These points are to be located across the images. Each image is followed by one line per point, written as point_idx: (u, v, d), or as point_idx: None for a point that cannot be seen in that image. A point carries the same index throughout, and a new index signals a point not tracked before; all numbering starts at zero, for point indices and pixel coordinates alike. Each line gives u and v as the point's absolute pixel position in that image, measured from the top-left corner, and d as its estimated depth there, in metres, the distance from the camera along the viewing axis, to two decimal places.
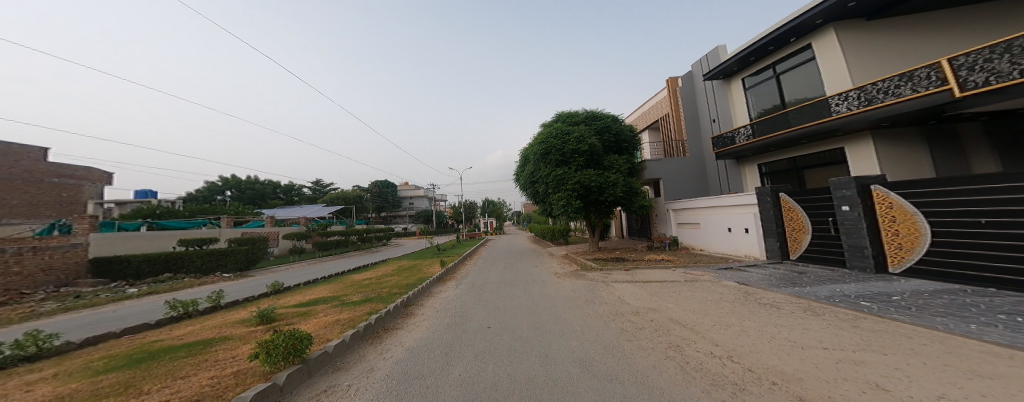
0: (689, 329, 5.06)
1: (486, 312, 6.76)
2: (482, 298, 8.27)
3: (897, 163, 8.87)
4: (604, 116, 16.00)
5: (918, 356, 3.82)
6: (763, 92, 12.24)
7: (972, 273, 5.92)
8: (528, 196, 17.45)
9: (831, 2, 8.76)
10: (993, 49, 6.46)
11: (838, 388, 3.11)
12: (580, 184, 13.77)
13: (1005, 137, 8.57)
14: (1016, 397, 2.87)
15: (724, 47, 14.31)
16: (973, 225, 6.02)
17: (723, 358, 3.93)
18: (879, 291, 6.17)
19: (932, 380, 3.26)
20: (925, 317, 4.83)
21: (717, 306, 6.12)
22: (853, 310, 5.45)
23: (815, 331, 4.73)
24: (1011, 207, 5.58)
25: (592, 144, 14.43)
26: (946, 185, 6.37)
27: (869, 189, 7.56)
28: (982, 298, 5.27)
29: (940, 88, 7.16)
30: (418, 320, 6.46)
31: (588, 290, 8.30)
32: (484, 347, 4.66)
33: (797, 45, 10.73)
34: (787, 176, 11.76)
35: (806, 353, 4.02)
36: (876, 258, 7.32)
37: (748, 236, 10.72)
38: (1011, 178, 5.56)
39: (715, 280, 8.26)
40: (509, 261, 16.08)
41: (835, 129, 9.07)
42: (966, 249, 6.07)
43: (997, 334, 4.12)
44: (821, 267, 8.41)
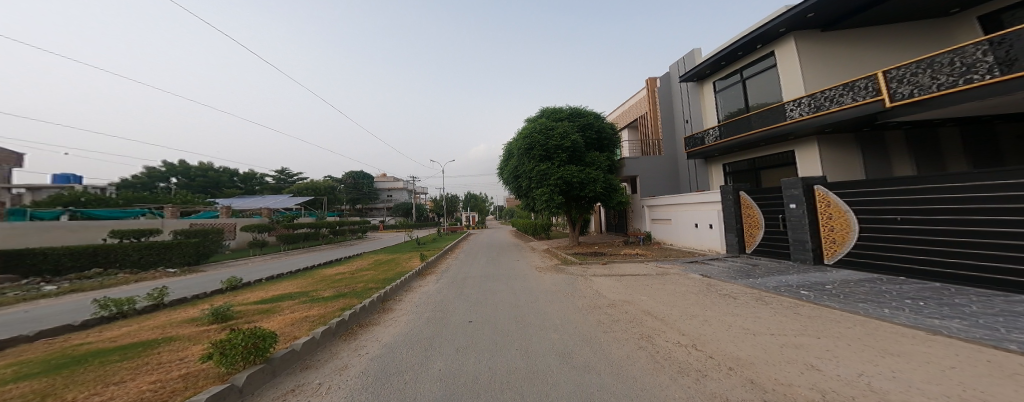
0: (659, 319, 5.35)
1: (466, 307, 6.72)
2: (464, 292, 8.22)
3: (836, 165, 9.78)
4: (587, 113, 16.29)
5: (845, 338, 4.29)
6: (731, 96, 12.95)
7: (891, 264, 6.70)
8: (511, 191, 17.47)
9: (791, 13, 9.44)
10: (919, 64, 7.19)
11: (782, 369, 3.43)
12: (563, 180, 13.98)
13: (921, 144, 9.65)
14: (919, 371, 3.30)
15: (698, 51, 14.98)
16: (892, 222, 6.77)
17: (689, 346, 4.19)
18: (817, 281, 6.85)
19: (855, 359, 3.68)
20: (851, 303, 5.42)
21: (683, 297, 6.52)
22: (794, 298, 6.01)
23: (764, 318, 5.17)
24: (921, 205, 6.34)
25: (576, 141, 14.64)
26: (875, 186, 7.10)
27: (813, 189, 8.28)
28: (896, 285, 5.99)
29: (874, 99, 7.93)
30: (397, 315, 6.31)
31: (569, 283, 8.51)
32: (464, 341, 4.65)
33: (763, 52, 11.43)
34: (747, 175, 12.61)
35: (756, 339, 4.40)
36: (814, 251, 8.09)
37: (712, 231, 11.45)
38: (925, 181, 6.28)
39: (683, 273, 8.76)
40: (492, 255, 16.03)
41: (787, 133, 9.83)
42: (886, 243, 6.84)
43: (905, 316, 4.71)
44: (771, 259, 9.17)
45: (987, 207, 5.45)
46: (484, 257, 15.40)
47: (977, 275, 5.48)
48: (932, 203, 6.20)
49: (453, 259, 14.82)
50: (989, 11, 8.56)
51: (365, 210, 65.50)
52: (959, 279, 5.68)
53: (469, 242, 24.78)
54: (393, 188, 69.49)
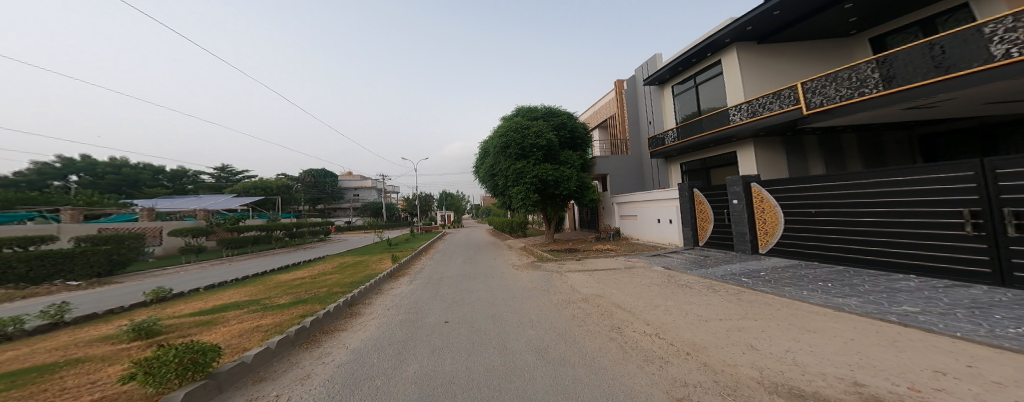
0: (627, 311, 5.60)
1: (441, 307, 6.57)
2: (437, 292, 8.03)
3: (768, 165, 10.93)
4: (560, 113, 16.60)
5: (777, 319, 4.81)
6: (687, 99, 13.89)
7: (808, 251, 7.64)
8: (486, 188, 17.44)
9: (734, 26, 10.36)
10: (826, 78, 8.26)
11: (729, 351, 3.76)
12: (539, 177, 14.12)
13: (831, 148, 11.04)
14: (832, 344, 3.79)
15: (659, 56, 15.89)
16: (808, 214, 7.72)
17: (653, 335, 4.44)
18: (756, 268, 7.60)
19: (785, 337, 4.14)
20: (781, 287, 6.10)
21: (648, 289, 6.90)
22: (738, 285, 6.64)
23: (713, 305, 5.63)
24: (827, 200, 7.30)
25: (551, 139, 14.81)
26: (794, 184, 8.01)
27: (751, 186, 9.11)
28: (816, 269, 6.84)
29: (795, 107, 9.00)
30: (366, 319, 5.99)
31: (544, 280, 8.60)
32: (439, 341, 4.56)
33: (712, 60, 12.38)
34: (699, 174, 13.64)
35: (707, 325, 4.78)
36: (752, 242, 8.96)
37: (672, 226, 12.21)
38: (830, 180, 7.22)
39: (647, 266, 9.28)
40: (468, 254, 15.77)
41: (730, 135, 10.80)
42: (805, 233, 7.76)
43: (821, 296, 5.39)
44: (719, 250, 10.03)
45: (874, 201, 6.42)
46: (456, 256, 15.13)
47: (872, 259, 6.42)
48: (835, 198, 7.15)
49: (429, 259, 14.39)
50: (880, 33, 10.00)
51: (325, 210, 61.34)
52: (859, 263, 6.62)
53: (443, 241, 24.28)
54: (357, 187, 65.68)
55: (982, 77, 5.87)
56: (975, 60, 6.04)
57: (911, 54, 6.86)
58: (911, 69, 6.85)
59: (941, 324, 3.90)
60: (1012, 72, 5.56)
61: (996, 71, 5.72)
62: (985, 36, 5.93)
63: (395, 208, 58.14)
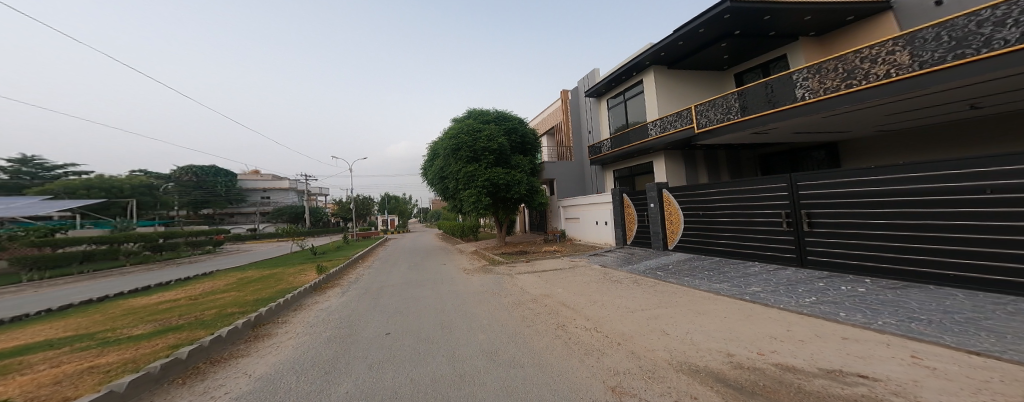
0: (572, 308, 5.60)
1: (379, 319, 5.72)
2: (371, 302, 7.09)
3: (674, 173, 12.39)
4: (512, 118, 16.31)
5: (686, 304, 5.30)
6: (618, 113, 15.03)
7: (699, 246, 8.77)
8: (434, 190, 16.53)
9: (651, 51, 11.52)
10: (707, 105, 9.70)
11: (651, 337, 3.99)
12: (490, 181, 13.58)
13: (706, 161, 12.78)
14: (727, 321, 4.28)
15: (597, 71, 16.90)
16: (696, 215, 8.87)
17: (592, 329, 4.48)
18: (668, 262, 8.45)
19: (694, 320, 4.56)
20: (682, 278, 6.81)
21: (591, 286, 7.07)
22: (653, 277, 7.26)
23: (637, 297, 5.99)
24: (709, 204, 8.46)
25: (503, 143, 14.40)
26: (689, 190, 9.07)
27: (661, 192, 10.10)
28: (713, 260, 7.87)
29: (689, 126, 10.32)
30: (278, 341, 4.83)
31: (495, 284, 8.19)
32: (380, 356, 3.87)
33: (636, 79, 13.52)
34: (627, 180, 14.89)
35: (633, 315, 5.04)
36: (661, 238, 9.96)
37: (607, 227, 12.93)
38: (711, 187, 8.33)
39: (588, 265, 9.63)
40: (416, 259, 14.38)
41: (648, 148, 12.06)
42: (696, 230, 8.89)
43: (714, 283, 6.15)
44: (639, 247, 11.02)
45: (736, 205, 7.66)
46: (393, 262, 13.76)
47: (739, 251, 7.60)
48: (712, 200, 8.35)
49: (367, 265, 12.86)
50: (739, 71, 12.33)
51: (219, 216, 50.97)
52: (730, 254, 7.80)
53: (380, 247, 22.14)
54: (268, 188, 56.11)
55: (793, 112, 7.58)
56: (788, 99, 7.74)
57: (755, 90, 8.45)
58: (755, 101, 8.46)
59: (773, 299, 4.77)
60: (807, 110, 7.32)
61: (799, 109, 7.45)
62: (793, 81, 7.64)
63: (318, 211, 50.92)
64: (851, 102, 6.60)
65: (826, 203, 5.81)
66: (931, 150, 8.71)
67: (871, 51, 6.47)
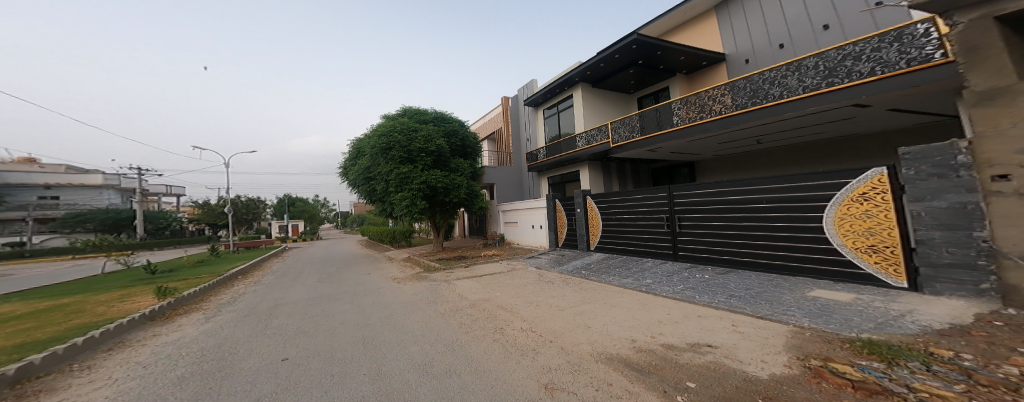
0: (509, 311, 5.04)
1: (263, 345, 4.01)
2: (247, 328, 5.25)
3: (596, 182, 12.90)
4: (453, 120, 14.75)
5: (615, 299, 5.22)
6: (551, 124, 15.33)
7: (611, 246, 9.23)
8: (360, 191, 14.51)
9: (579, 70, 11.99)
10: (618, 124, 10.42)
11: (587, 333, 3.74)
12: (426, 184, 12.12)
13: (609, 172, 13.27)
14: (652, 312, 4.27)
15: (534, 81, 16.97)
16: (608, 219, 9.24)
17: (528, 330, 4.04)
18: (590, 261, 8.70)
19: (625, 312, 4.47)
20: (604, 276, 6.92)
21: (527, 289, 6.64)
22: (578, 277, 7.34)
23: (570, 297, 5.79)
24: (617, 208, 8.88)
25: (441, 145, 12.96)
26: (603, 197, 9.41)
27: (583, 198, 10.27)
28: (632, 257, 8.23)
29: (606, 141, 10.98)
30: (64, 399, 2.82)
31: (429, 291, 6.97)
32: (272, 389, 2.62)
33: (567, 94, 13.93)
34: (558, 187, 15.23)
35: (567, 313, 4.79)
36: (584, 240, 10.17)
37: (542, 230, 12.69)
38: (619, 195, 8.74)
39: (525, 267, 9.20)
40: (331, 271, 12.08)
41: (575, 158, 12.60)
42: (609, 232, 9.25)
43: (632, 278, 6.36)
44: (565, 249, 11.22)
45: (638, 210, 8.14)
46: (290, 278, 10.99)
47: (640, 252, 8.07)
48: (619, 204, 8.80)
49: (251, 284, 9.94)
50: (642, 95, 13.47)
51: None
52: (635, 254, 8.24)
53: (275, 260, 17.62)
54: (52, 184, 30.51)
55: (669, 136, 8.64)
56: (669, 124, 8.78)
57: (647, 115, 9.42)
58: (648, 123, 9.40)
59: (685, 291, 5.04)
60: (681, 134, 8.38)
61: (676, 133, 8.49)
62: (671, 110, 8.71)
63: (162, 213, 32.53)
64: (702, 131, 7.88)
65: (712, 217, 6.31)
66: (760, 169, 10.46)
67: (705, 93, 7.98)
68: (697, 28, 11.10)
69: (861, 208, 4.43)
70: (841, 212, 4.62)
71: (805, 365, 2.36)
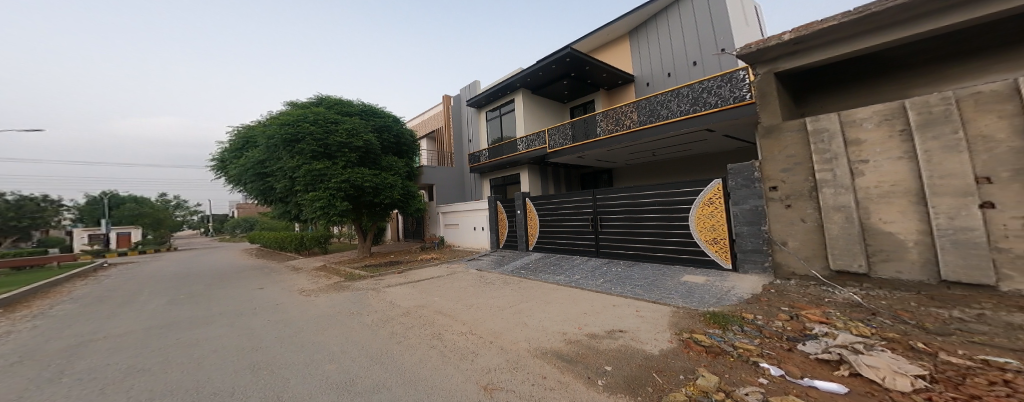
0: (448, 316, 5.01)
1: (60, 391, 2.83)
2: (79, 351, 3.99)
3: (534, 185, 13.40)
4: (384, 115, 13.69)
5: (547, 297, 5.56)
6: (493, 126, 15.53)
7: (546, 245, 9.71)
8: (259, 187, 12.29)
9: (520, 75, 12.41)
10: (554, 131, 11.13)
11: (524, 331, 3.94)
12: (350, 183, 11.06)
13: (547, 175, 13.93)
14: (581, 305, 4.69)
15: (477, 82, 17.03)
16: (544, 220, 9.72)
17: (468, 333, 4.09)
18: (529, 261, 9.06)
19: (556, 308, 4.81)
20: (541, 274, 7.27)
21: (467, 291, 6.65)
22: (517, 276, 7.60)
23: (509, 296, 6.00)
24: (551, 210, 9.42)
25: (371, 141, 11.89)
26: (541, 200, 9.88)
27: (523, 200, 10.64)
28: (567, 254, 8.77)
29: (542, 146, 11.56)
30: None
31: (358, 300, 6.50)
32: None
33: (509, 98, 14.29)
34: (500, 189, 15.42)
35: (507, 313, 4.95)
36: (523, 241, 10.51)
37: (483, 233, 12.73)
38: (554, 198, 9.29)
39: (466, 270, 9.17)
40: (225, 279, 10.26)
41: (516, 161, 13.02)
42: (545, 232, 9.71)
43: (565, 275, 6.81)
44: (506, 250, 11.42)
45: (569, 211, 8.76)
46: (133, 294, 8.21)
47: (572, 251, 8.66)
48: (553, 206, 9.35)
49: (76, 304, 7.25)
50: (575, 105, 14.50)
51: None
52: (567, 253, 8.83)
53: (127, 271, 13.40)
54: None
55: (593, 145, 9.54)
56: (593, 133, 9.69)
57: (576, 125, 10.31)
58: (577, 132, 10.24)
59: (604, 284, 5.56)
60: (603, 144, 9.31)
61: (599, 142, 9.38)
62: (596, 121, 9.60)
63: None
64: (616, 143, 8.93)
65: (626, 218, 7.06)
66: (664, 174, 11.90)
67: (619, 109, 9.02)
68: (615, 49, 12.42)
69: (709, 209, 5.65)
70: (698, 212, 5.79)
71: (680, 338, 2.89)
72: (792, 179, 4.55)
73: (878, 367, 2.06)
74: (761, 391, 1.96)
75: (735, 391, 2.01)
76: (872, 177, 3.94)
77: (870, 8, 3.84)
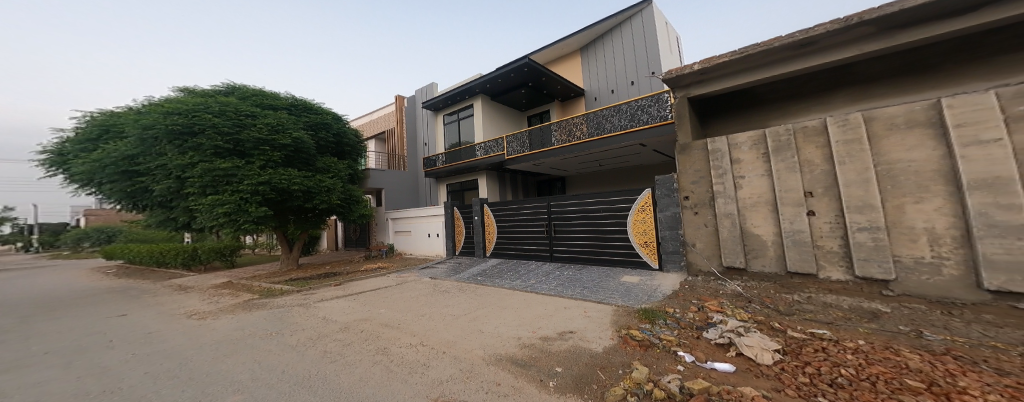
0: (395, 328, 4.77)
1: None
2: None
3: (492, 191, 13.43)
4: (320, 111, 12.10)
5: (498, 304, 5.57)
6: (451, 130, 15.35)
7: (504, 251, 9.76)
8: (127, 187, 9.46)
9: (480, 81, 12.43)
10: (512, 138, 11.36)
11: (479, 338, 3.92)
12: (271, 186, 9.35)
13: (505, 181, 14.05)
14: (532, 310, 4.82)
15: (434, 85, 16.75)
16: (502, 226, 9.78)
17: (418, 344, 3.95)
18: (487, 267, 8.99)
19: (507, 314, 4.87)
20: (498, 280, 7.30)
21: (417, 301, 6.40)
22: (473, 283, 7.53)
23: (463, 304, 5.93)
24: (508, 216, 9.56)
25: (302, 139, 10.24)
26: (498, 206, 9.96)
27: (481, 206, 10.59)
28: (525, 259, 8.88)
29: (501, 153, 11.69)
30: None
31: (288, 314, 5.84)
32: None
33: (468, 103, 14.25)
34: (457, 195, 15.18)
35: (460, 321, 4.88)
36: (482, 247, 10.42)
37: (438, 239, 12.40)
38: (511, 203, 9.42)
39: (417, 279, 8.86)
40: (87, 299, 8.00)
41: (474, 167, 12.99)
42: (503, 238, 9.78)
43: (519, 280, 6.92)
44: (463, 257, 11.22)
45: (525, 217, 8.96)
46: None
47: (528, 256, 8.85)
48: (510, 212, 9.49)
49: None
50: (532, 114, 14.93)
51: None
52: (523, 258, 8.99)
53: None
54: None
55: (548, 154, 9.90)
56: (548, 143, 10.08)
57: (532, 134, 10.65)
58: (534, 139, 10.57)
59: (557, 288, 5.74)
60: (556, 152, 9.70)
61: (552, 150, 9.75)
62: (551, 130, 10.03)
63: None
64: (567, 152, 9.37)
65: (575, 223, 7.42)
66: (609, 183, 12.64)
67: (571, 120, 9.51)
68: (567, 64, 13.14)
69: (641, 215, 6.21)
70: (634, 218, 6.31)
71: (619, 335, 3.11)
72: (698, 190, 5.31)
73: (752, 345, 2.53)
74: (678, 378, 2.22)
75: (660, 379, 2.24)
76: (747, 191, 4.85)
77: (748, 49, 4.71)
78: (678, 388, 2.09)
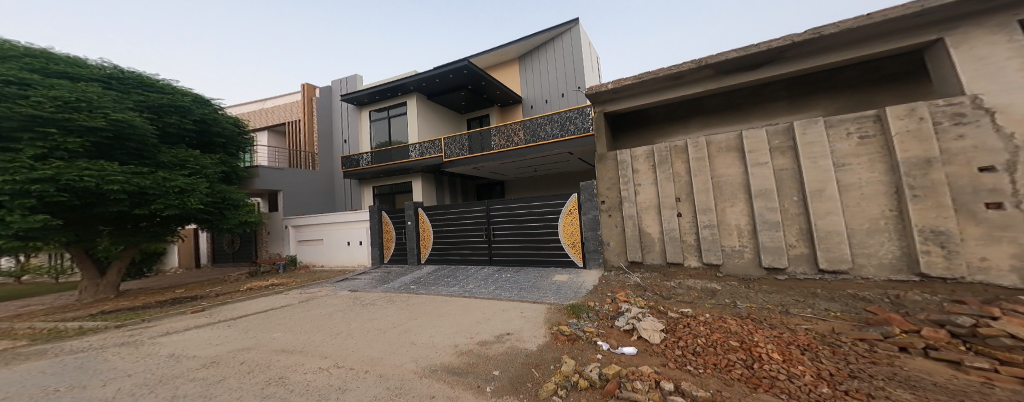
0: (298, 352, 4.18)
1: None
2: None
3: (428, 194, 12.92)
4: (167, 90, 8.83)
5: (424, 315, 5.34)
6: (380, 128, 14.41)
7: (439, 257, 9.49)
8: None
9: (416, 78, 11.90)
10: (448, 141, 11.16)
11: (402, 354, 3.69)
12: (58, 186, 5.93)
13: (441, 185, 13.68)
14: (460, 317, 4.75)
15: (359, 78, 15.54)
16: (436, 231, 9.51)
17: (330, 368, 3.56)
18: (420, 276, 8.55)
19: (433, 324, 4.71)
20: (431, 288, 7.05)
21: (330, 319, 5.75)
22: (405, 293, 7.12)
23: (390, 317, 5.57)
24: (444, 221, 9.34)
25: (130, 121, 6.94)
26: (434, 210, 9.66)
27: (416, 210, 10.13)
28: (462, 264, 8.77)
29: (438, 155, 11.39)
30: None
31: (139, 341, 4.56)
32: None
33: (400, 99, 13.57)
34: (387, 198, 14.23)
35: (382, 337, 4.55)
36: (416, 254, 9.95)
37: (363, 247, 11.44)
38: (448, 208, 9.22)
39: (331, 293, 7.99)
40: None
41: (407, 168, 12.36)
42: (438, 243, 9.51)
43: (454, 286, 6.78)
44: (393, 266, 10.53)
45: (462, 221, 8.87)
46: None
47: (463, 261, 8.76)
48: (446, 217, 9.29)
49: None
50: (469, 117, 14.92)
51: None
52: (460, 263, 8.88)
53: None
54: None
55: (487, 158, 10.03)
56: (485, 146, 10.15)
57: (469, 138, 10.62)
58: (472, 142, 10.52)
59: (494, 292, 5.74)
60: (494, 157, 9.90)
61: (492, 154, 9.89)
62: (489, 135, 10.15)
63: None
64: (505, 156, 9.61)
65: (512, 227, 7.63)
66: (541, 188, 13.32)
67: (508, 126, 9.76)
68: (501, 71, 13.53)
69: (570, 218, 6.67)
70: (564, 220, 6.74)
71: (550, 332, 3.30)
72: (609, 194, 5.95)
73: (647, 328, 2.97)
74: (598, 365, 2.47)
75: (584, 369, 2.46)
76: (642, 196, 5.57)
77: (643, 76, 5.48)
78: (598, 375, 2.33)
